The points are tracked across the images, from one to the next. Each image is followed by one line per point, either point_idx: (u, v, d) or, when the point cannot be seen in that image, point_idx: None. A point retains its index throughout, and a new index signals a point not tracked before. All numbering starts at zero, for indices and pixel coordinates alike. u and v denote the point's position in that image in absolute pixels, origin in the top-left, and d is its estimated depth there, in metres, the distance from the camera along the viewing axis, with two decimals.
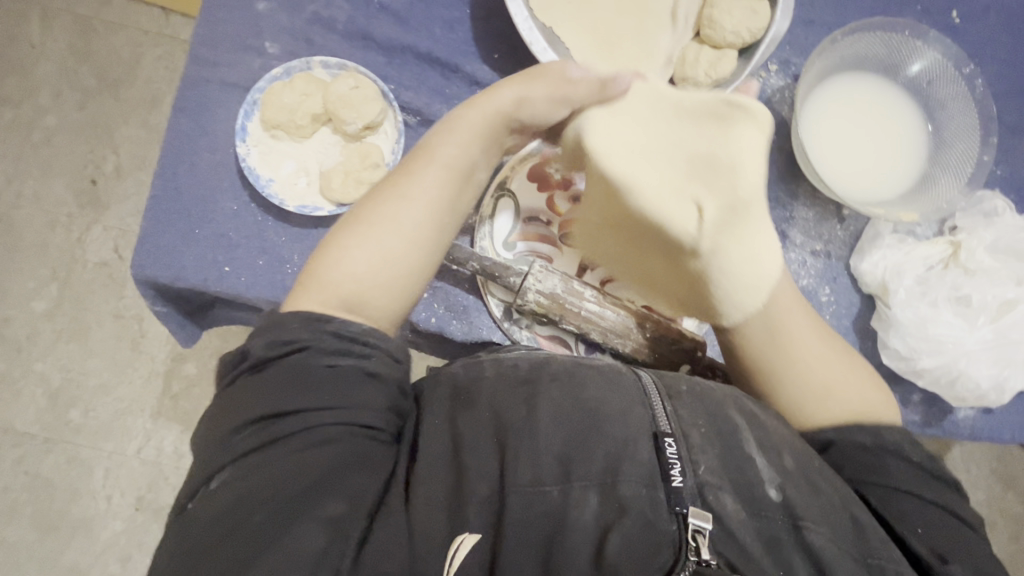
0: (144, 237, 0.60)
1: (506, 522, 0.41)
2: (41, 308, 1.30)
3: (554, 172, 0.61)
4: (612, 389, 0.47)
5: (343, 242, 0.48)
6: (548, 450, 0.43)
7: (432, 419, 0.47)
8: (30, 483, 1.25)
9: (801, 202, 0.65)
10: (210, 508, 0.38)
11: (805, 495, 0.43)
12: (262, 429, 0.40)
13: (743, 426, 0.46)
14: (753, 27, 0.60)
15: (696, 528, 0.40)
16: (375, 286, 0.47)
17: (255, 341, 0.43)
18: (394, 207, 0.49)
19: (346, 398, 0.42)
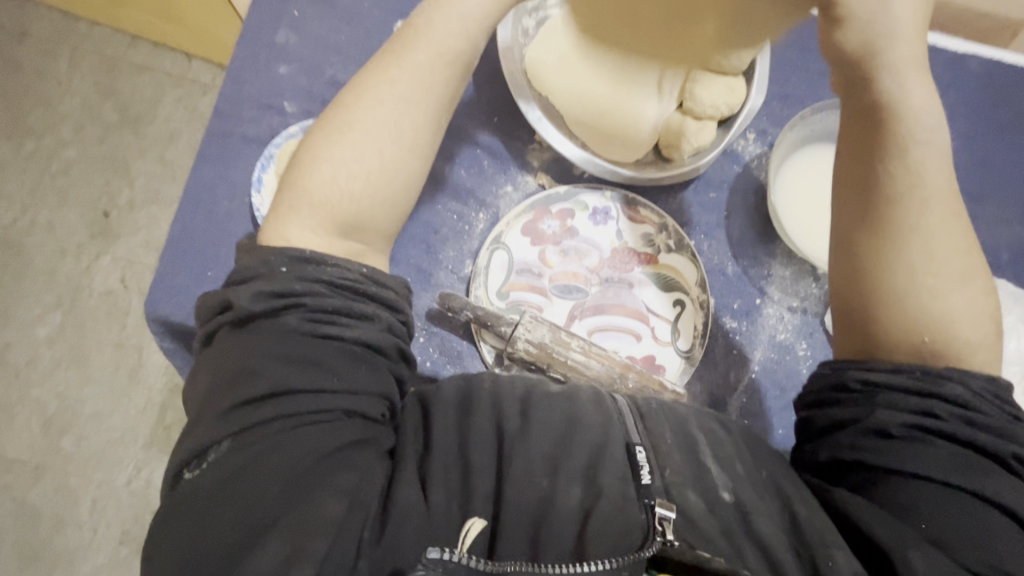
0: (159, 277, 0.64)
1: (506, 510, 0.45)
2: (43, 334, 1.32)
3: (547, 228, 0.66)
4: (593, 405, 0.51)
5: (313, 165, 0.51)
6: (538, 453, 0.47)
7: (437, 419, 0.49)
8: (18, 510, 1.25)
9: (778, 261, 0.70)
10: (219, 476, 0.41)
11: (750, 490, 0.48)
12: (263, 406, 0.42)
13: (701, 439, 0.51)
14: (732, 103, 0.66)
15: (662, 516, 0.45)
16: (370, 196, 0.51)
17: (237, 296, 0.45)
18: (379, 107, 0.52)
19: (345, 380, 0.45)
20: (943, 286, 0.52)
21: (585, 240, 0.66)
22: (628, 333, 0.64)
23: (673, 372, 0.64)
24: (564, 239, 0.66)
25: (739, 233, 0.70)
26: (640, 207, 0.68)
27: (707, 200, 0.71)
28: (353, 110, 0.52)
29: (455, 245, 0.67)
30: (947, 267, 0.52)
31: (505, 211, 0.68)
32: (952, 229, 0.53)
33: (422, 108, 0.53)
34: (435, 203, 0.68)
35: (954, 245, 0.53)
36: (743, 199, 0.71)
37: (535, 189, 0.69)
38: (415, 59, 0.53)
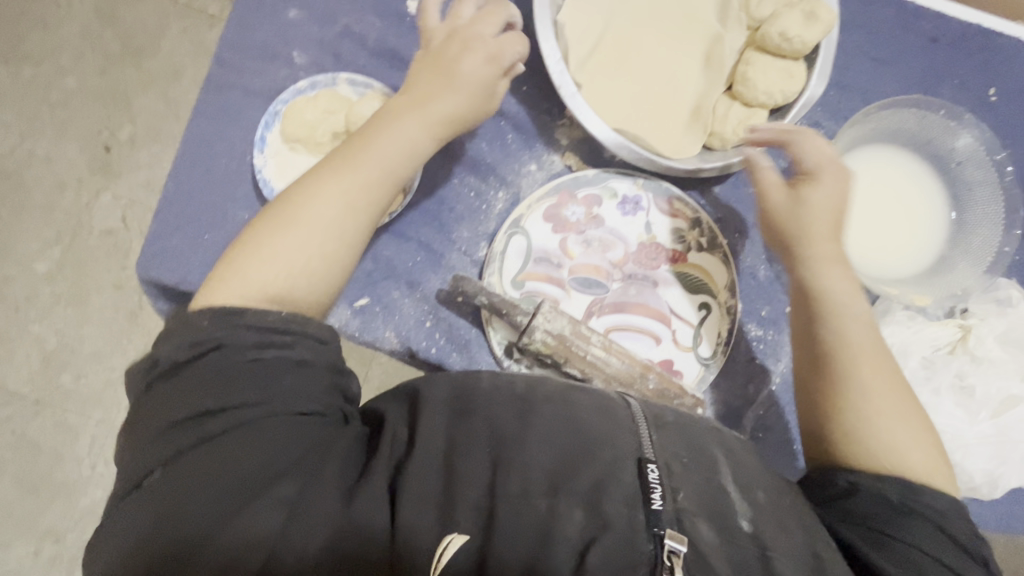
0: (152, 236, 0.60)
1: (496, 525, 0.42)
2: (43, 270, 1.30)
3: (570, 214, 0.61)
4: (602, 414, 0.48)
5: (258, 247, 0.47)
6: (537, 464, 0.44)
7: (427, 421, 0.47)
8: (17, 444, 1.26)
9: None
10: (151, 501, 0.41)
11: (771, 527, 0.44)
12: (195, 429, 0.42)
13: (721, 460, 0.48)
14: (787, 91, 0.60)
15: (671, 549, 0.41)
16: (310, 277, 0.48)
17: (165, 348, 0.45)
18: (320, 195, 0.48)
19: (275, 396, 0.44)
20: (880, 412, 0.52)
21: (611, 230, 0.62)
22: (647, 334, 0.60)
23: (692, 379, 0.60)
24: (588, 228, 0.61)
25: None
26: (674, 199, 0.62)
27: (746, 196, 0.65)
28: (309, 197, 0.48)
29: (469, 226, 0.62)
30: (885, 399, 0.52)
31: (526, 192, 0.63)
32: (886, 371, 0.54)
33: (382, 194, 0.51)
34: (452, 178, 0.63)
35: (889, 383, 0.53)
36: None
37: (561, 171, 0.64)
38: (383, 150, 0.50)
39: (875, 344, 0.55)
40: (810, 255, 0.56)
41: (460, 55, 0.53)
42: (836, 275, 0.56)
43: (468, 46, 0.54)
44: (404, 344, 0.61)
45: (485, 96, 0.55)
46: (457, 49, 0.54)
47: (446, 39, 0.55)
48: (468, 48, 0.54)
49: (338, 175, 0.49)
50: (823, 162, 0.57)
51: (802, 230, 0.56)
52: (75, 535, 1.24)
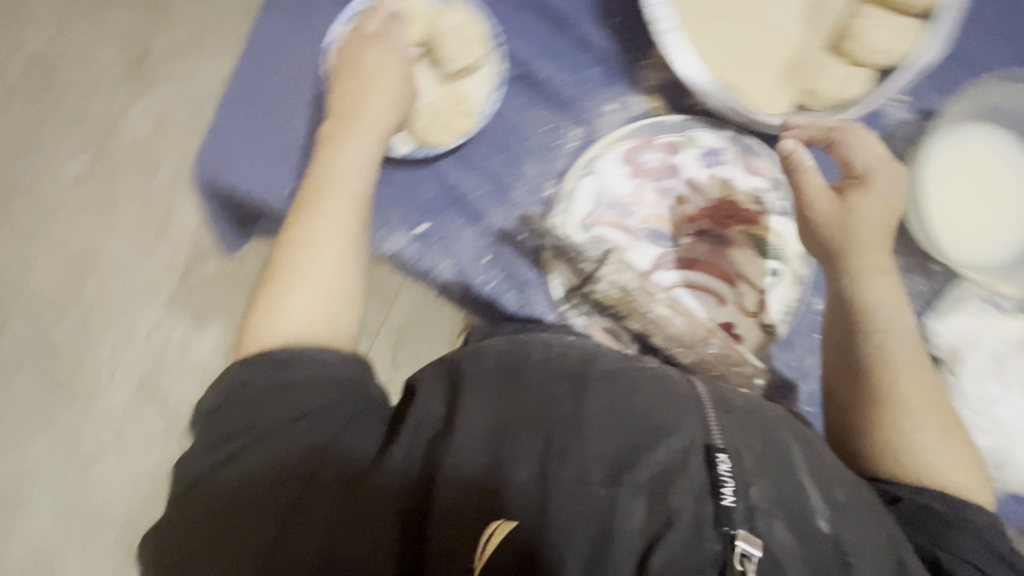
0: (211, 136, 0.58)
1: (547, 512, 0.39)
2: (72, 175, 1.27)
3: (648, 160, 0.58)
4: (660, 395, 0.45)
5: (267, 302, 0.52)
6: (597, 451, 0.41)
7: (471, 398, 0.45)
8: (38, 345, 1.23)
9: (896, 248, 0.61)
10: (178, 512, 0.43)
11: (852, 528, 0.41)
12: (218, 448, 0.45)
13: (797, 452, 0.45)
14: (891, 52, 0.56)
15: (743, 553, 0.37)
16: (313, 318, 0.51)
17: (208, 388, 0.49)
18: (310, 234, 0.52)
19: (275, 415, 0.45)
20: (926, 438, 0.50)
21: (688, 182, 0.59)
22: (711, 294, 0.58)
23: (751, 344, 0.58)
24: (665, 177, 0.59)
25: None
26: (758, 157, 0.59)
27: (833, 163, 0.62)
28: (298, 250, 0.52)
29: (539, 161, 0.59)
30: (929, 428, 0.51)
31: (603, 131, 0.59)
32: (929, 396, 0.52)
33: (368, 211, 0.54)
34: (525, 109, 0.59)
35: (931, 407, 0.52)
36: None
37: (642, 113, 0.60)
38: (346, 170, 0.53)
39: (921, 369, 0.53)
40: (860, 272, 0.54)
41: (370, 57, 0.55)
42: (884, 287, 0.54)
43: (365, 60, 0.55)
44: (459, 276, 0.59)
45: (405, 89, 0.56)
46: (402, 72, 0.56)
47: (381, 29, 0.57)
48: (382, 66, 0.55)
49: (322, 207, 0.53)
50: (875, 167, 0.55)
51: (854, 241, 0.54)
52: (92, 440, 1.20)
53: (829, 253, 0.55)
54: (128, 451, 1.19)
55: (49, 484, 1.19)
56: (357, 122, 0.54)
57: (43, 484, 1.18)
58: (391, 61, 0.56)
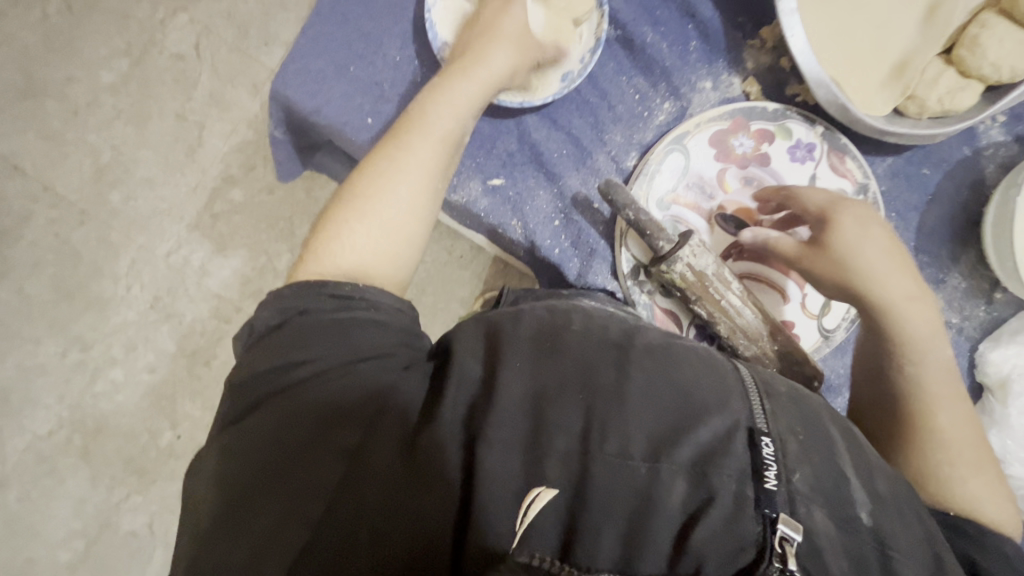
0: (295, 55, 0.56)
1: (590, 485, 0.37)
2: (107, 78, 1.21)
3: (738, 145, 0.57)
4: (708, 371, 0.43)
5: (338, 223, 0.46)
6: (639, 423, 0.39)
7: (513, 360, 0.42)
8: (59, 247, 1.19)
9: (959, 269, 0.62)
10: (226, 449, 0.39)
11: (896, 521, 0.39)
12: (267, 378, 0.41)
13: (838, 438, 0.43)
14: (1019, 67, 0.53)
15: (783, 535, 0.36)
16: (379, 252, 0.46)
17: (257, 314, 0.44)
18: (393, 170, 0.47)
19: (334, 347, 0.41)
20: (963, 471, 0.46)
21: (774, 173, 0.57)
22: (777, 291, 0.58)
23: (810, 346, 0.58)
24: (752, 164, 0.57)
25: (934, 225, 0.61)
26: (848, 157, 0.57)
27: (916, 175, 0.61)
28: (380, 177, 0.47)
29: (625, 130, 0.58)
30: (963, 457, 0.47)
31: (695, 110, 0.58)
32: (967, 423, 0.48)
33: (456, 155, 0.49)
34: (620, 74, 0.58)
35: (966, 435, 0.47)
36: (955, 191, 0.61)
37: (736, 97, 0.59)
38: (451, 114, 0.48)
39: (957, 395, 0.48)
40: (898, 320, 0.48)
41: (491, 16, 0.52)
42: (919, 313, 0.48)
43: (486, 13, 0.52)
44: (527, 237, 0.58)
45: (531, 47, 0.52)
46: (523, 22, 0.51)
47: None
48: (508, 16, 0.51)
49: (411, 143, 0.47)
50: (830, 206, 0.50)
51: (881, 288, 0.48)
52: (100, 351, 1.18)
53: (849, 295, 0.49)
54: (138, 367, 1.18)
55: (54, 386, 1.17)
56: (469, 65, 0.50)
57: (41, 385, 1.16)
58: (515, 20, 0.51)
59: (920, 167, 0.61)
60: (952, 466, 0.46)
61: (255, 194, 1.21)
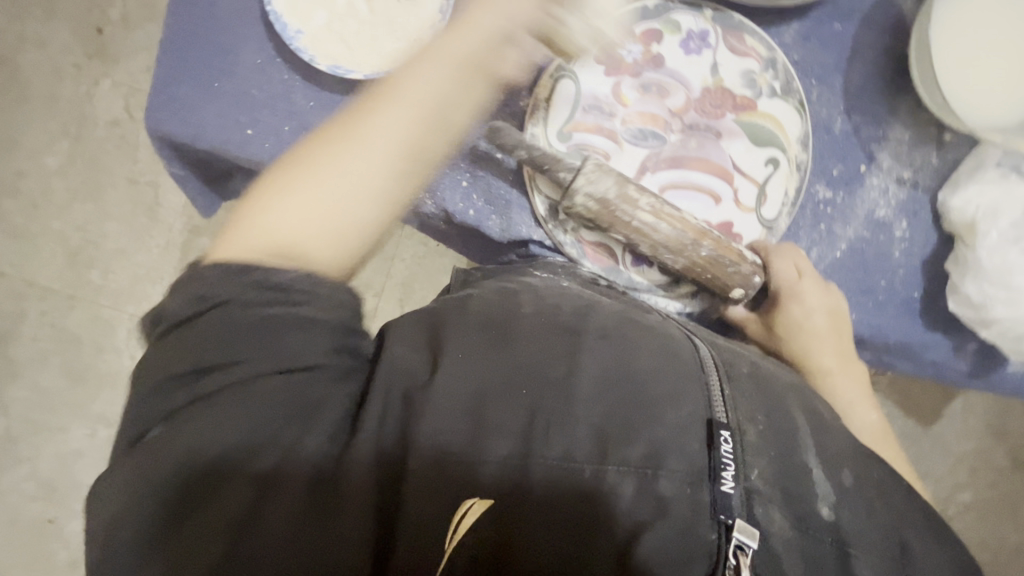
0: (157, 86, 0.54)
1: (526, 495, 0.39)
2: (54, 164, 1.19)
3: (626, 54, 0.53)
4: (669, 364, 0.45)
5: (272, 195, 0.44)
6: (584, 420, 0.41)
7: (454, 352, 0.43)
8: (56, 336, 1.19)
9: (899, 121, 0.58)
10: (139, 466, 0.37)
11: (856, 516, 0.42)
12: (187, 387, 0.38)
13: (804, 429, 0.45)
14: None
15: (738, 544, 0.38)
16: (319, 232, 0.43)
17: (171, 298, 0.40)
18: (346, 151, 0.44)
19: (258, 351, 0.39)
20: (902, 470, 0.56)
21: (672, 73, 0.54)
22: (706, 194, 0.55)
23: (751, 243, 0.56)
24: (646, 70, 0.54)
25: (861, 81, 0.57)
26: (746, 35, 0.54)
27: (830, 33, 0.56)
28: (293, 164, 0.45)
29: None
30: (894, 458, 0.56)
31: None
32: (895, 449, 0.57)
33: (432, 142, 0.46)
34: None
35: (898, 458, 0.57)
36: (877, 39, 0.57)
37: (615, 4, 0.55)
38: (399, 111, 0.45)
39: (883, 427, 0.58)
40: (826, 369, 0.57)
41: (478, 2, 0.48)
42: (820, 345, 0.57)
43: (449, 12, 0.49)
44: (439, 207, 0.56)
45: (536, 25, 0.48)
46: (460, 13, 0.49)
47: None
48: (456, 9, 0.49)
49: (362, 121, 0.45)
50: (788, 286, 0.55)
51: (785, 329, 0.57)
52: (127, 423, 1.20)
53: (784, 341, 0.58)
54: None
55: (93, 467, 1.19)
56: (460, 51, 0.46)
57: (82, 468, 1.19)
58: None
59: (832, 23, 0.56)
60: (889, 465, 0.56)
61: None
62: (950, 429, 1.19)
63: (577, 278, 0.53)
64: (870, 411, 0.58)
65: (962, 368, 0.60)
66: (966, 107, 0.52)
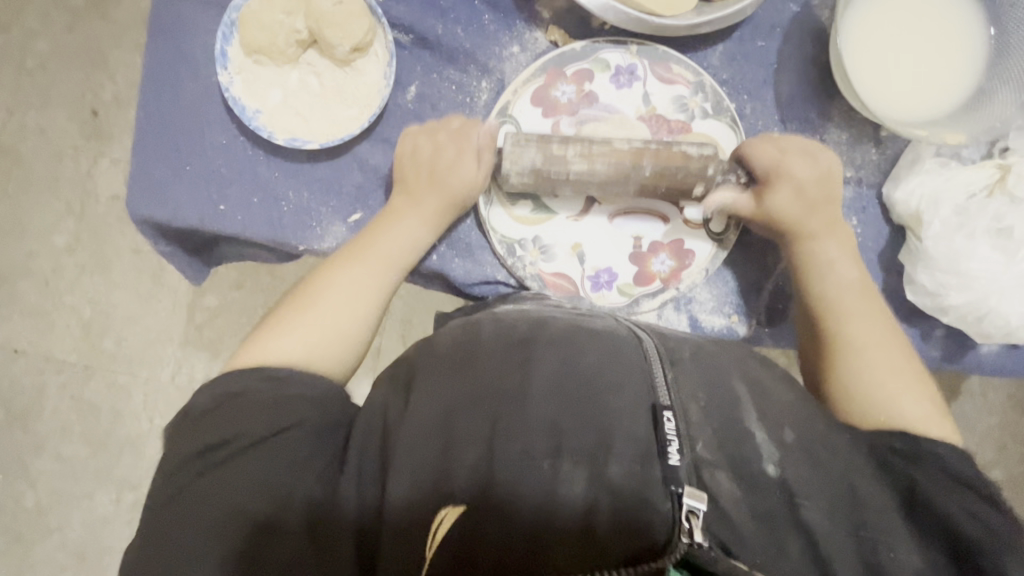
0: (134, 175, 0.58)
1: (490, 494, 0.40)
2: (61, 242, 1.21)
3: (560, 94, 0.57)
4: (609, 355, 0.46)
5: (286, 322, 0.51)
6: (538, 419, 0.42)
7: (424, 385, 0.46)
8: (78, 405, 1.20)
9: (835, 123, 0.60)
10: (150, 537, 0.41)
11: (800, 468, 0.43)
12: (203, 459, 0.43)
13: (745, 396, 0.46)
14: None
15: (690, 509, 0.38)
16: (323, 352, 0.51)
17: (198, 397, 0.46)
18: (337, 289, 0.53)
19: (268, 424, 0.44)
20: (880, 376, 0.52)
21: (605, 107, 0.58)
22: (653, 215, 0.59)
23: (704, 257, 0.59)
24: (581, 107, 0.57)
25: (791, 90, 0.60)
26: (672, 64, 0.57)
27: (753, 51, 0.59)
28: (324, 290, 0.53)
29: None
30: (878, 364, 0.52)
31: (511, 77, 0.59)
32: (877, 316, 0.54)
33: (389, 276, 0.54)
34: (429, 73, 0.59)
35: (881, 329, 0.54)
36: (800, 50, 0.59)
37: (547, 50, 0.59)
38: (401, 247, 0.55)
39: (866, 294, 0.55)
40: (810, 232, 0.56)
41: (456, 161, 0.55)
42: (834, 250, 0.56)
43: (418, 147, 0.56)
44: None
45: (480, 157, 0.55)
46: (433, 150, 0.56)
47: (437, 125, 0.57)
48: (418, 147, 0.56)
49: (353, 260, 0.54)
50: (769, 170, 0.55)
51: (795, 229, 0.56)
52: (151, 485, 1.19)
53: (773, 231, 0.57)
54: None
55: (120, 532, 1.18)
56: (423, 194, 0.56)
57: (110, 532, 1.18)
58: (460, 162, 0.55)
59: (755, 41, 0.59)
60: (859, 410, 0.51)
61: (227, 294, 1.21)
62: (972, 409, 1.13)
63: (541, 303, 0.55)
64: (855, 269, 0.56)
65: (935, 354, 0.61)
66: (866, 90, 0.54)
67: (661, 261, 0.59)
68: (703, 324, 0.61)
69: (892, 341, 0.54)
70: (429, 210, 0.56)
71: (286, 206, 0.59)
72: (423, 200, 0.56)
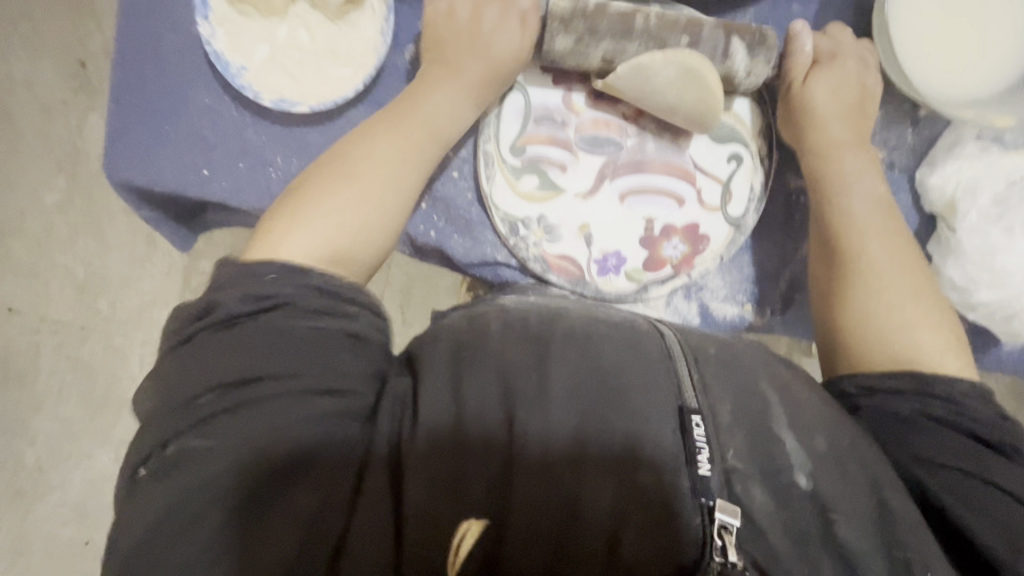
0: (111, 136, 0.54)
1: (514, 507, 0.38)
2: (52, 200, 1.16)
3: None
4: (633, 354, 0.44)
5: (308, 206, 0.47)
6: (561, 426, 0.40)
7: (435, 380, 0.42)
8: (75, 366, 1.17)
9: (869, 100, 0.55)
10: (166, 486, 0.37)
11: (830, 478, 0.41)
12: (229, 395, 0.39)
13: (773, 399, 0.44)
14: None
15: (722, 524, 0.37)
16: (349, 227, 0.47)
17: (223, 294, 0.41)
18: (360, 147, 0.49)
19: (316, 368, 0.41)
20: (880, 288, 0.50)
21: None
22: (667, 195, 0.55)
23: (720, 243, 0.55)
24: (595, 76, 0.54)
25: None
26: None
27: (787, 17, 0.54)
28: (321, 195, 0.47)
29: None
30: (896, 298, 0.49)
31: None
32: (909, 273, 0.50)
33: (418, 142, 0.50)
34: None
35: (900, 260, 0.50)
36: (837, 16, 0.54)
37: None
38: (425, 107, 0.50)
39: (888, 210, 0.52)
40: (837, 183, 0.52)
41: (494, 33, 0.52)
42: (853, 165, 0.52)
43: (453, 8, 0.53)
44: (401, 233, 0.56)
45: (525, 26, 0.52)
46: (475, 13, 0.53)
47: (467, 23, 0.53)
48: (454, 7, 0.53)
49: (386, 124, 0.49)
50: (821, 56, 0.53)
51: (820, 117, 0.53)
52: None
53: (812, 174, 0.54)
54: None
55: None
56: (453, 63, 0.52)
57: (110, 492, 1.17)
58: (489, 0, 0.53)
59: (789, 6, 0.54)
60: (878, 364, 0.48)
61: (223, 257, 1.17)
62: None
63: (545, 294, 0.52)
64: (880, 182, 0.53)
65: None
66: (900, 44, 0.49)
67: (673, 246, 0.55)
68: (714, 313, 0.58)
69: (919, 275, 0.50)
70: (463, 68, 0.52)
71: (274, 173, 0.55)
72: (450, 32, 0.52)
